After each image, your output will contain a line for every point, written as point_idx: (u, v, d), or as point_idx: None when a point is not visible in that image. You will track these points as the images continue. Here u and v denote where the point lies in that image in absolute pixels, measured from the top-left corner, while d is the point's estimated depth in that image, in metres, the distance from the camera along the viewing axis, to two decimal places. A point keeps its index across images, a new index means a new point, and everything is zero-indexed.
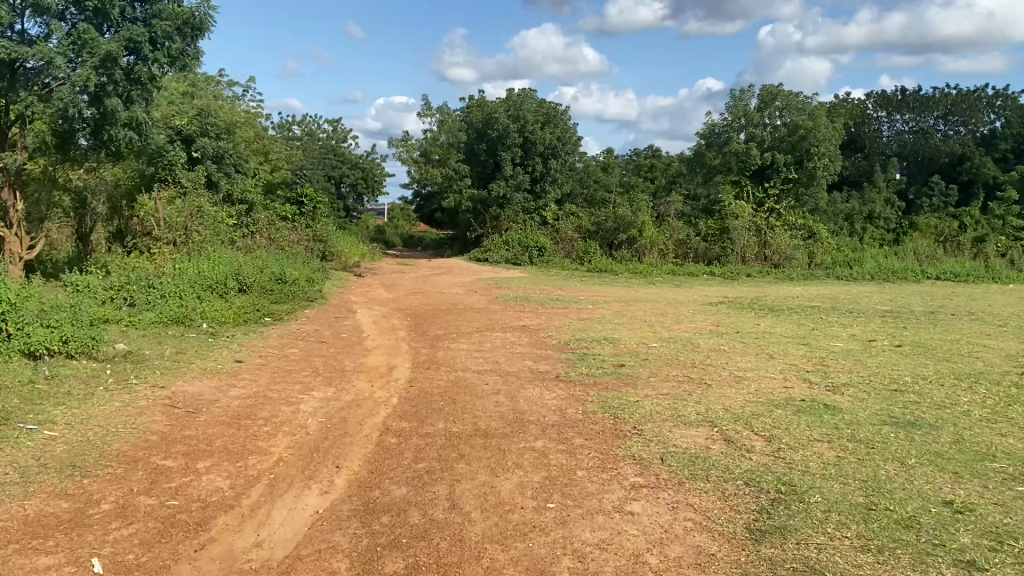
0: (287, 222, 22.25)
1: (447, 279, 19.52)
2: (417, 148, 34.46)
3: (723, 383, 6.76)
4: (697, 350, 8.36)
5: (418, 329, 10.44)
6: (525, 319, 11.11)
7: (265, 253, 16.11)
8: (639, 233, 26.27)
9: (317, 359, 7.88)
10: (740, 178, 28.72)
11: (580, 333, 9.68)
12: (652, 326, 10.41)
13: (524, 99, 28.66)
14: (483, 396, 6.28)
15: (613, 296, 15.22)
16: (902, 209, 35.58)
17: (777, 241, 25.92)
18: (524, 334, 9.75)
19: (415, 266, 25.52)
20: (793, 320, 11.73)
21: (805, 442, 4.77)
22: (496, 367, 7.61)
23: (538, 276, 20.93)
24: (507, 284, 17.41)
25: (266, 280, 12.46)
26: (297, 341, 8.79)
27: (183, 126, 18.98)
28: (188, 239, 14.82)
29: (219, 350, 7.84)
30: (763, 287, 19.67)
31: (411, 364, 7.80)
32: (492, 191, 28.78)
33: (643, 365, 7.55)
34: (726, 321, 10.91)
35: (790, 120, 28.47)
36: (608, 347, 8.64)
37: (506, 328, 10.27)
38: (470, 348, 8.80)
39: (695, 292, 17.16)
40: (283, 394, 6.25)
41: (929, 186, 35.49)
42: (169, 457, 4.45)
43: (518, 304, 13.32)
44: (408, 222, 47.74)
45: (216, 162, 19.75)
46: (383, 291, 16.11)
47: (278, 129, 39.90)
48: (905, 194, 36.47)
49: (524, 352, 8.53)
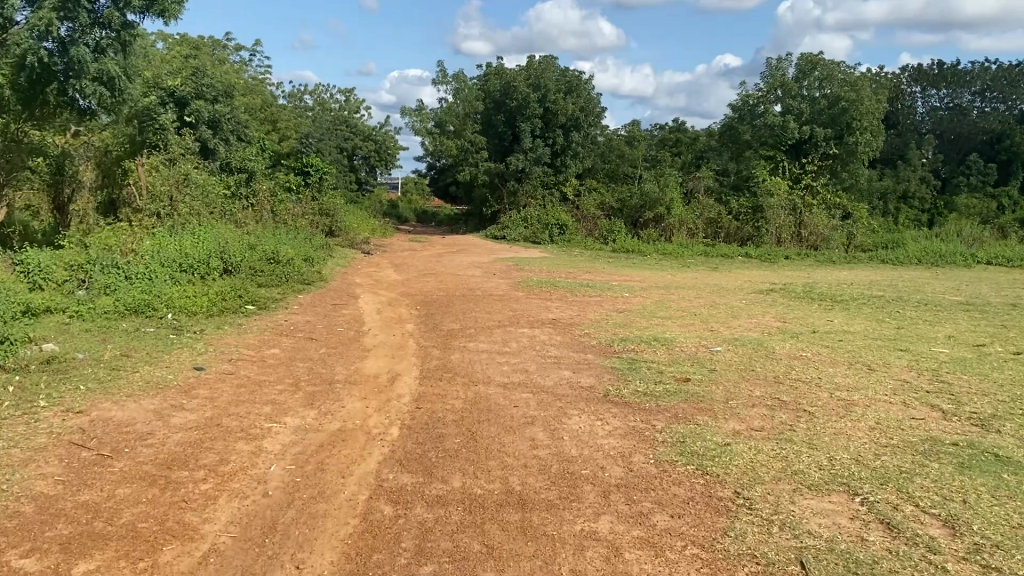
0: (290, 193, 20.76)
1: (460, 259, 17.87)
2: (431, 117, 32.78)
3: (830, 412, 5.10)
4: (775, 360, 6.70)
5: (428, 321, 8.83)
6: (556, 311, 9.47)
7: (261, 229, 14.51)
8: (666, 211, 24.52)
9: (300, 364, 6.28)
10: (775, 153, 26.87)
11: (625, 331, 8.03)
12: (707, 323, 8.73)
13: (545, 67, 26.89)
14: (513, 429, 4.65)
15: (647, 282, 13.51)
16: (940, 188, 33.54)
17: (815, 221, 24.12)
18: (555, 331, 8.11)
19: (427, 243, 23.92)
20: (865, 314, 10.01)
21: (1010, 535, 3.15)
22: (525, 381, 5.98)
23: (559, 257, 19.26)
24: (527, 267, 15.75)
25: (255, 259, 10.91)
26: (281, 339, 7.19)
27: (177, 88, 17.33)
28: (175, 210, 13.23)
29: (179, 351, 6.27)
30: (808, 272, 17.98)
31: (418, 374, 6.19)
32: (510, 164, 27.29)
33: (715, 382, 5.90)
34: (792, 318, 9.22)
35: (830, 91, 26.49)
36: (664, 352, 6.97)
37: (532, 322, 8.62)
38: (493, 351, 7.17)
39: (736, 277, 15.44)
40: (244, 422, 4.65)
41: (968, 165, 33.30)
42: (34, 555, 2.89)
43: (541, 290, 11.64)
44: (421, 197, 46.09)
45: (212, 129, 18.06)
46: (391, 273, 14.46)
47: (289, 98, 38.37)
48: (942, 172, 34.35)
49: (559, 356, 6.89)
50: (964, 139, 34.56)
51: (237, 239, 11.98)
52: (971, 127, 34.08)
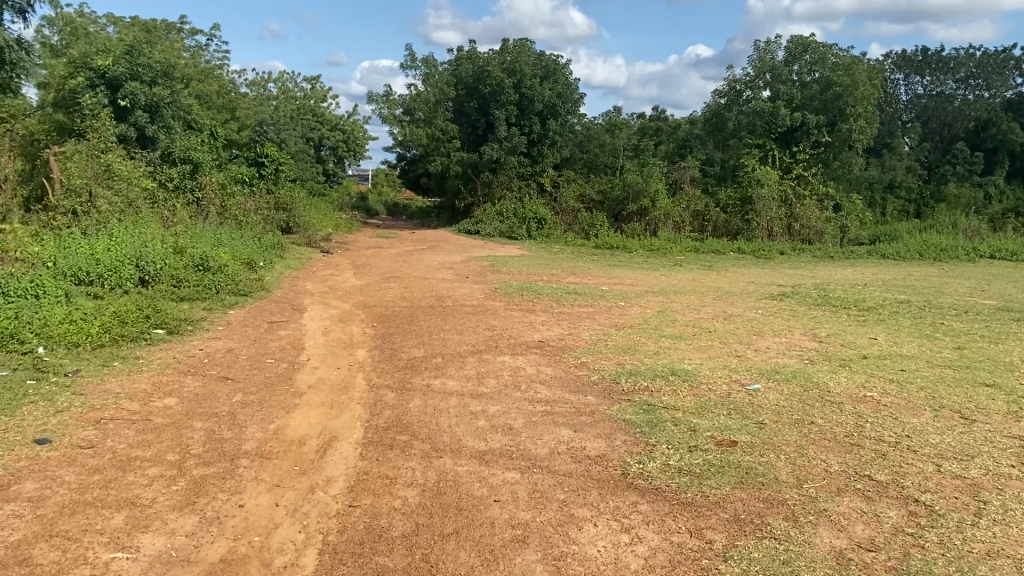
0: (244, 186, 18.98)
1: (430, 258, 16.20)
2: (400, 105, 31.04)
3: (956, 507, 3.49)
4: (838, 407, 5.11)
5: (386, 345, 7.17)
6: (541, 329, 7.77)
7: (198, 228, 12.63)
8: (651, 203, 23.03)
9: (200, 424, 4.58)
10: (764, 142, 25.40)
11: (632, 359, 6.39)
12: (729, 345, 7.10)
13: (521, 50, 25.21)
14: (496, 559, 3.00)
15: (640, 286, 11.86)
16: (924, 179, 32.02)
17: (808, 213, 22.72)
18: (544, 360, 6.44)
19: (397, 240, 22.26)
20: (905, 327, 8.46)
21: None
22: (510, 448, 4.31)
23: (542, 255, 17.63)
24: (503, 267, 14.05)
25: (180, 266, 9.08)
26: (184, 381, 5.46)
27: (108, 69, 15.20)
28: (94, 208, 11.26)
29: (28, 407, 4.53)
30: (812, 270, 16.54)
31: (362, 437, 4.53)
32: (483, 154, 25.49)
33: (773, 448, 4.29)
34: (826, 337, 7.59)
35: (821, 75, 25.00)
36: (691, 396, 5.34)
37: (513, 347, 6.93)
38: (467, 394, 5.50)
39: (735, 278, 13.87)
40: (69, 552, 2.97)
41: (951, 154, 31.52)
42: None
43: (522, 299, 9.98)
44: (392, 190, 44.47)
45: (151, 116, 16.02)
46: (351, 277, 12.73)
47: (251, 86, 36.48)
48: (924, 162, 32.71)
49: (552, 404, 5.24)
50: (948, 128, 33.35)
51: (165, 240, 10.15)
52: (956, 115, 32.81)
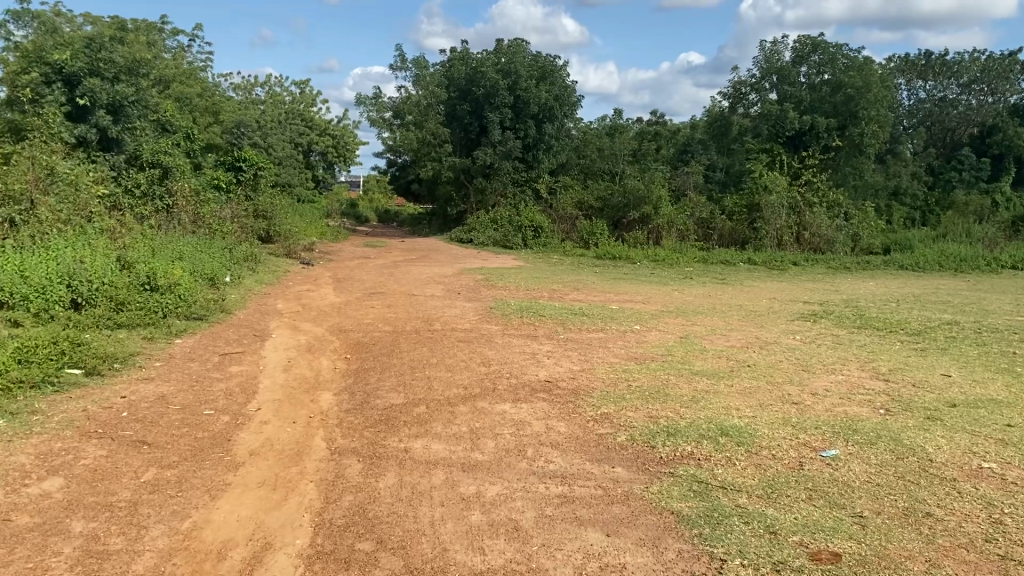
0: (221, 192, 17.68)
1: (418, 271, 14.88)
2: (391, 108, 29.79)
3: None
4: (960, 490, 3.79)
5: (359, 387, 5.84)
6: (547, 365, 6.43)
7: (158, 240, 11.24)
8: (653, 210, 21.75)
9: (77, 527, 3.26)
10: (771, 146, 24.04)
11: (666, 410, 5.07)
12: (779, 388, 5.80)
13: (516, 51, 23.98)
14: None
15: (653, 305, 10.53)
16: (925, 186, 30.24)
17: (817, 221, 21.46)
18: (555, 411, 5.12)
19: (385, 249, 20.95)
20: (975, 361, 7.08)
21: None
22: (517, 568, 3.01)
23: (538, 267, 16.31)
24: (499, 282, 12.74)
25: (121, 284, 7.70)
26: (83, 449, 4.14)
27: (65, 63, 13.82)
28: (35, 216, 9.87)
29: None
30: (833, 284, 15.29)
31: (307, 546, 3.22)
32: (476, 159, 24.21)
33: (895, 570, 2.99)
34: (892, 376, 6.27)
35: (831, 77, 23.71)
36: (754, 475, 4.04)
37: (515, 391, 5.58)
38: (457, 466, 4.17)
39: (755, 294, 12.58)
40: None
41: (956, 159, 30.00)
42: None
43: (522, 322, 8.62)
44: (384, 196, 43.20)
45: (114, 115, 14.63)
46: (330, 293, 11.41)
47: (238, 89, 35.29)
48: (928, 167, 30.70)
49: (572, 485, 3.91)
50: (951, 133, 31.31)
51: (111, 252, 8.80)
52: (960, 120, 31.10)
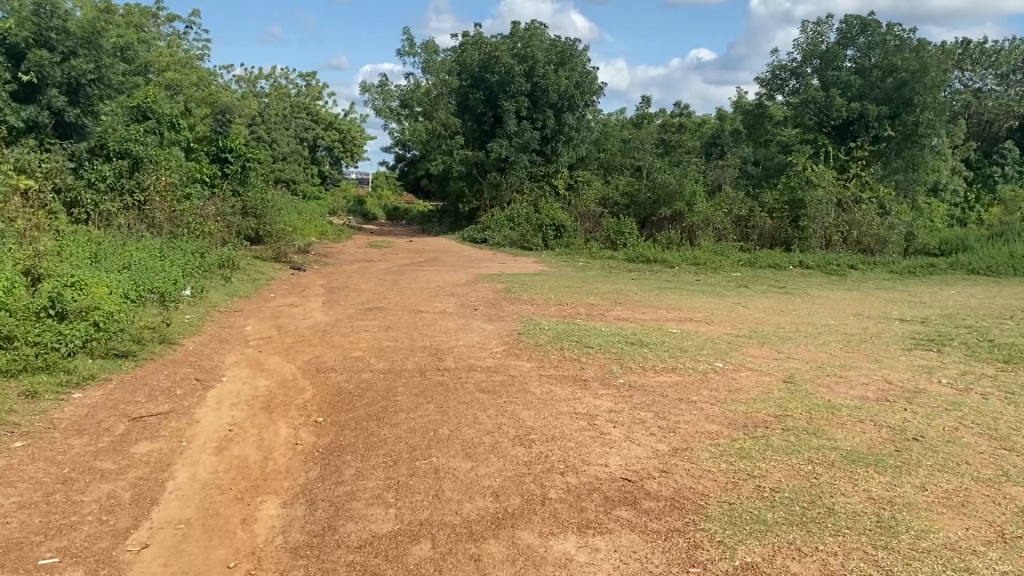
0: (203, 187, 15.57)
1: (425, 278, 12.66)
2: (399, 97, 27.63)
3: None
4: None
5: (326, 486, 3.66)
6: (618, 444, 4.20)
7: (106, 245, 9.09)
8: (687, 207, 19.41)
9: None
10: (815, 136, 21.33)
11: (859, 563, 2.89)
12: (1004, 496, 3.58)
13: (533, 33, 21.76)
14: None
15: (723, 328, 8.28)
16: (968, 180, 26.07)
17: (868, 221, 19.07)
18: (661, 562, 2.91)
19: (391, 250, 18.86)
20: None
21: None
22: None
23: (564, 273, 14.05)
24: (523, 294, 10.49)
25: (14, 306, 5.53)
26: None
27: (7, 33, 11.72)
28: None
29: None
30: (913, 296, 12.86)
31: None
32: (490, 152, 22.13)
33: None
34: None
35: (879, 60, 20.40)
36: None
37: (578, 507, 3.38)
38: None
39: (831, 310, 10.32)
40: None
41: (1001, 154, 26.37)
42: None
43: (562, 358, 6.39)
44: (394, 193, 41.02)
45: (71, 95, 12.57)
46: (316, 309, 9.21)
47: (240, 81, 33.31)
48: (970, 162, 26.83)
49: None
50: (993, 124, 27.62)
51: (19, 262, 6.62)
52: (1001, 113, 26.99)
